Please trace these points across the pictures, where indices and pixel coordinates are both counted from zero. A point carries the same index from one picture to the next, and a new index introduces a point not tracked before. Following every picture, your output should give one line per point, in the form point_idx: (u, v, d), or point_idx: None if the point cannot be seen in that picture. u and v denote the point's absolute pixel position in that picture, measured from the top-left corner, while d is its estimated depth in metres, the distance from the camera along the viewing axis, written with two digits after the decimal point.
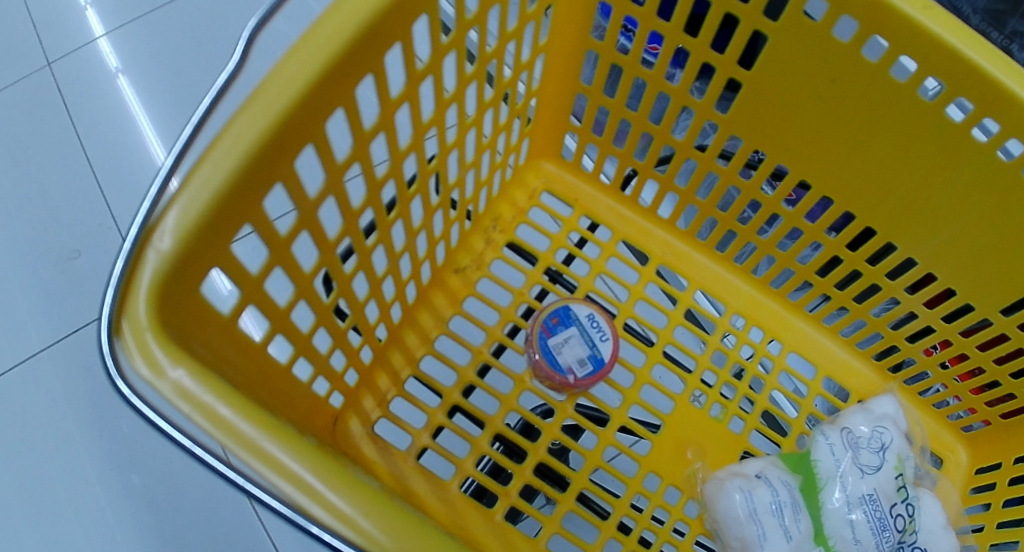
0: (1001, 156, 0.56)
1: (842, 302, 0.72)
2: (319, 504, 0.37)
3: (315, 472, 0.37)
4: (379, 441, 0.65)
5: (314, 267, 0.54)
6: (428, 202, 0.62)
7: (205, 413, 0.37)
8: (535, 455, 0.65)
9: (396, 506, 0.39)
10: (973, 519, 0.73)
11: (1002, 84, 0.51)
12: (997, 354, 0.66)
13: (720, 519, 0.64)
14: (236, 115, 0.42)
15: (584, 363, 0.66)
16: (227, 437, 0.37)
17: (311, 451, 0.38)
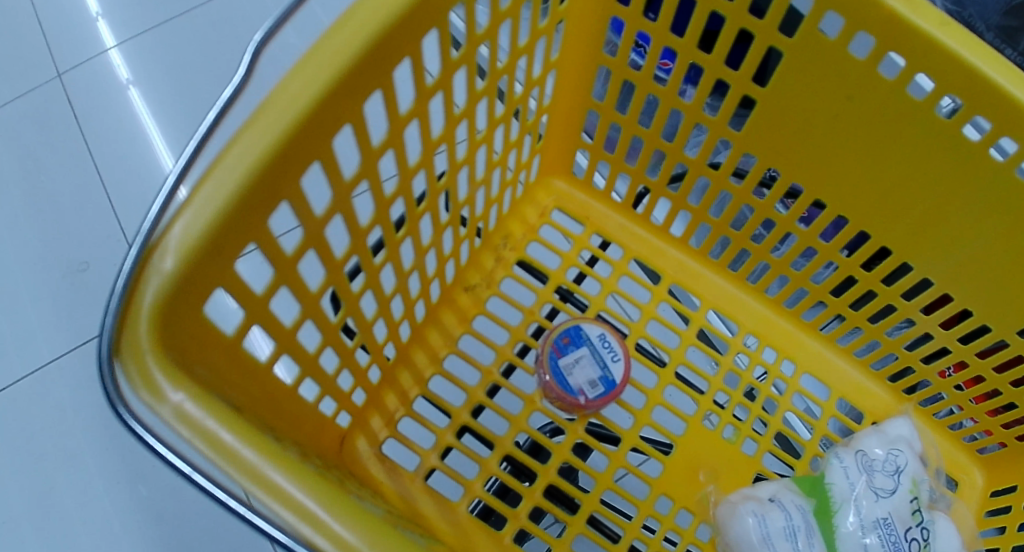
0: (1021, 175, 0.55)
1: (857, 323, 0.70)
2: (322, 534, 0.36)
3: (318, 499, 0.36)
4: (388, 461, 0.65)
5: (319, 288, 0.53)
6: (437, 221, 0.61)
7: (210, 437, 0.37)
8: (544, 477, 0.64)
9: (398, 537, 0.38)
10: (988, 543, 0.71)
11: (1010, 95, 0.51)
12: (1011, 376, 0.66)
13: (732, 543, 0.63)
14: (240, 133, 0.41)
15: (595, 384, 0.65)
16: (228, 463, 0.37)
17: (313, 478, 0.38)
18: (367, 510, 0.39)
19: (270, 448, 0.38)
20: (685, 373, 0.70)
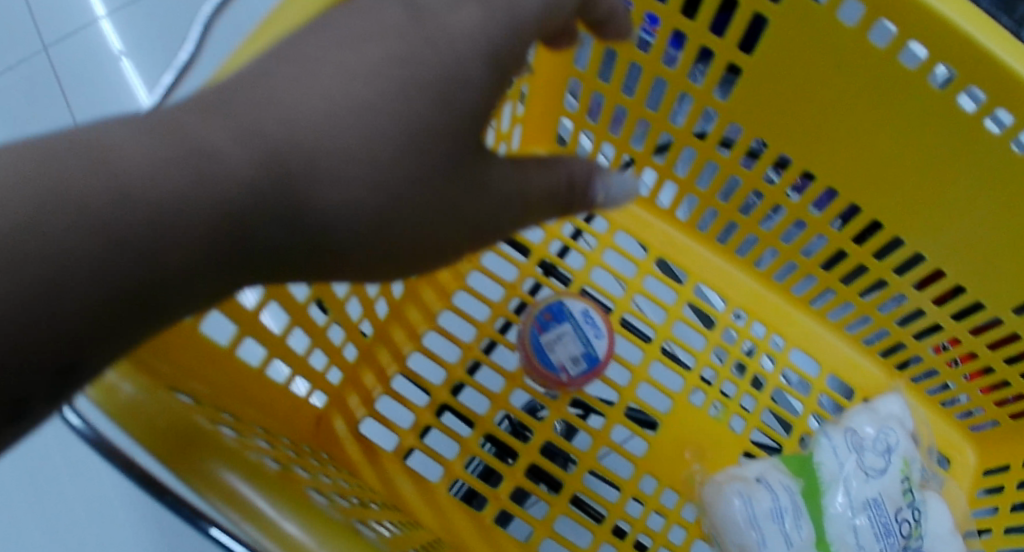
0: (1016, 149, 0.53)
1: (847, 298, 0.69)
2: (269, 535, 0.33)
3: (266, 495, 0.34)
4: (364, 441, 0.63)
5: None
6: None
7: (172, 448, 0.35)
8: (526, 456, 0.63)
9: (356, 537, 0.35)
10: (981, 523, 0.70)
11: (1008, 67, 0.48)
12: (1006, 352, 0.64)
13: (718, 525, 0.61)
14: None
15: (578, 361, 0.62)
16: (170, 461, 0.35)
17: (265, 478, 0.35)
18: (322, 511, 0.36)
19: (223, 450, 0.35)
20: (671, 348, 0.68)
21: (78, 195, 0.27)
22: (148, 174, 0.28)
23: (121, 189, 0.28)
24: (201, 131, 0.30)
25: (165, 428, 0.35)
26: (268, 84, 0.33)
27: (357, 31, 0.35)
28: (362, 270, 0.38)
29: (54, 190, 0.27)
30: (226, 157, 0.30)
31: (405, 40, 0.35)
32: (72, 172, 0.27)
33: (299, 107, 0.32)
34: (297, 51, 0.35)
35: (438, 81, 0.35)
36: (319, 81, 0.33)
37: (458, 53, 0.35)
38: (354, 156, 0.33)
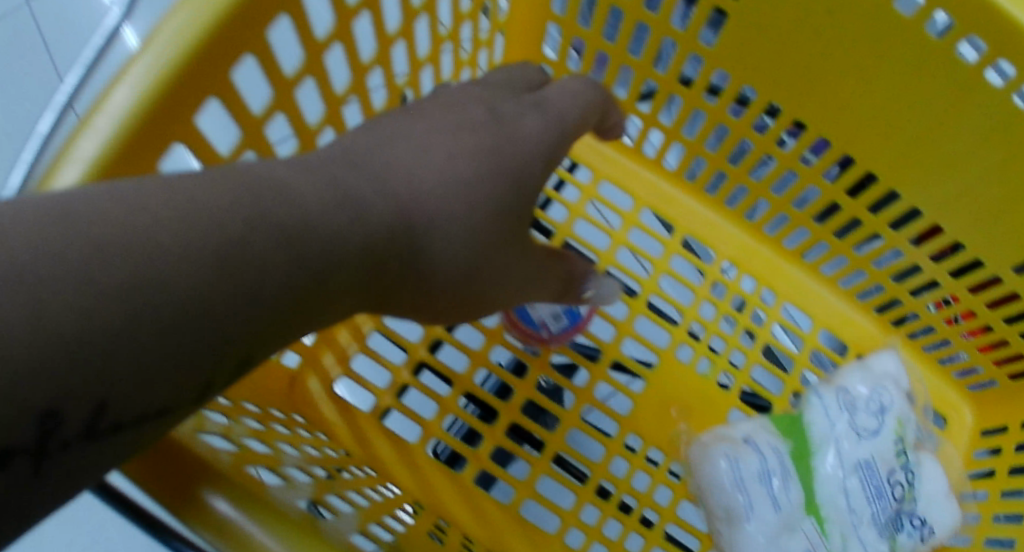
0: (1016, 103, 0.51)
1: (841, 252, 0.66)
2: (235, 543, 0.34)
3: (238, 506, 0.34)
4: (340, 401, 0.61)
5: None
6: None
7: (172, 489, 0.35)
8: (507, 415, 0.60)
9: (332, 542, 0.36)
10: (976, 485, 0.69)
11: (1009, 17, 0.45)
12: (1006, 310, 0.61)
13: (702, 486, 0.60)
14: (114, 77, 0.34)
15: (559, 317, 0.61)
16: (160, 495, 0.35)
17: (271, 510, 0.35)
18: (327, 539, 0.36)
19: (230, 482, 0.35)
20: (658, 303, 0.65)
21: (266, 233, 0.28)
22: (329, 219, 0.31)
23: (306, 230, 0.30)
24: (353, 184, 0.33)
25: (175, 467, 0.35)
26: (392, 149, 0.37)
27: (455, 119, 0.42)
28: (427, 308, 0.41)
29: (238, 219, 0.27)
30: (383, 208, 0.34)
31: (499, 132, 0.42)
32: (262, 208, 0.28)
33: (427, 169, 0.37)
34: (407, 125, 0.40)
35: (518, 164, 0.42)
36: (437, 151, 0.39)
37: (526, 150, 0.43)
38: (467, 211, 0.38)
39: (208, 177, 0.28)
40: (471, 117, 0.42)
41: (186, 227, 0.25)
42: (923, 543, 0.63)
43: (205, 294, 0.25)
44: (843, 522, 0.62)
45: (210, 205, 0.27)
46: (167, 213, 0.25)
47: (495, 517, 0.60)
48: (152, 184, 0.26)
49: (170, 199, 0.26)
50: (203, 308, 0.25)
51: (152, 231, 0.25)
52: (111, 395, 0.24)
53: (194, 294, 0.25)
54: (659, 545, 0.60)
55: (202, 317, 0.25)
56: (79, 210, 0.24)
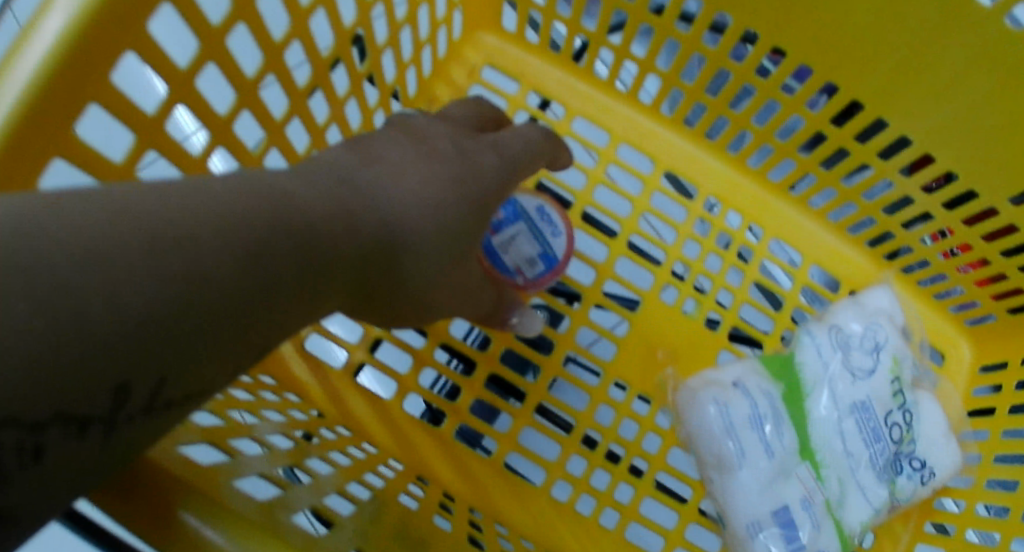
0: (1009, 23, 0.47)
1: (829, 184, 0.63)
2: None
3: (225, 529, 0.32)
4: (312, 359, 0.57)
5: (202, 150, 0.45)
6: (333, 92, 0.51)
7: (151, 518, 0.32)
8: (485, 365, 0.58)
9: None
10: (976, 425, 0.66)
11: None
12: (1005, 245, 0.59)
13: (691, 432, 0.58)
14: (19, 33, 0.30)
15: (534, 262, 0.57)
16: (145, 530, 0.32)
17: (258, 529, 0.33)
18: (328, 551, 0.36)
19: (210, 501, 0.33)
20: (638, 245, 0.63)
21: (274, 242, 0.29)
22: (322, 242, 0.31)
23: (300, 249, 0.30)
24: (352, 198, 0.34)
25: (147, 494, 0.32)
26: (379, 165, 0.37)
27: (425, 146, 0.42)
28: (385, 314, 0.40)
29: (257, 231, 0.28)
30: (367, 228, 0.35)
31: (467, 165, 0.43)
32: (265, 226, 0.28)
33: (407, 188, 0.37)
34: (380, 147, 0.39)
35: (485, 193, 0.43)
36: (416, 171, 0.39)
37: (492, 182, 0.44)
38: (439, 232, 0.39)
39: (208, 189, 0.27)
40: (439, 147, 0.42)
41: (206, 236, 0.26)
42: (924, 486, 0.62)
43: (216, 303, 0.26)
44: (841, 467, 0.60)
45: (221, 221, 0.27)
46: (186, 226, 0.25)
47: (478, 472, 0.58)
48: (168, 188, 0.26)
49: (187, 212, 0.26)
50: (204, 320, 0.25)
51: (168, 241, 0.25)
52: (132, 375, 0.23)
53: (200, 298, 0.25)
54: (650, 494, 0.58)
55: (206, 319, 0.25)
56: (90, 216, 0.23)
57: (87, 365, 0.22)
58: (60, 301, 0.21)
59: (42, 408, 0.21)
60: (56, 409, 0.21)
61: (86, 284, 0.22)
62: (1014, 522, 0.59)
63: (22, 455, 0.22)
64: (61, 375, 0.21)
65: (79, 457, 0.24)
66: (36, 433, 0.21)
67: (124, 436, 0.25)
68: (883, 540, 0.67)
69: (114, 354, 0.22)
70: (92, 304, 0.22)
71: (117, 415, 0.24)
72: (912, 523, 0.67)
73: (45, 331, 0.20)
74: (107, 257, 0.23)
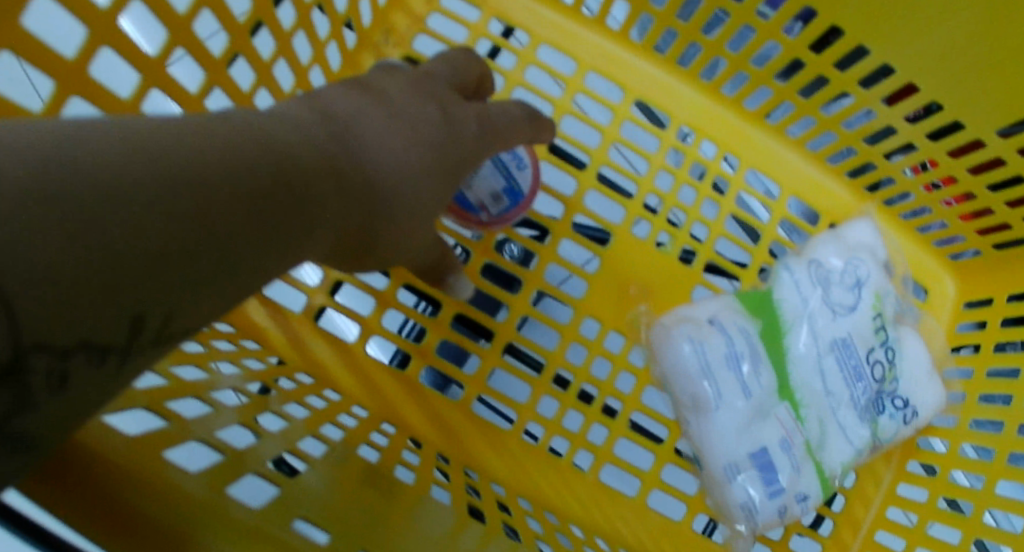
0: None
1: (807, 113, 0.60)
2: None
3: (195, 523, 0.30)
4: (272, 305, 0.53)
5: (134, 94, 0.41)
6: (278, 25, 0.47)
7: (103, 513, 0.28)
8: (451, 306, 0.56)
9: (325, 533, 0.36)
10: (960, 362, 0.64)
11: None
12: (991, 180, 0.56)
13: (666, 371, 0.56)
14: None
15: (499, 197, 0.54)
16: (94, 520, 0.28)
17: (201, 507, 0.30)
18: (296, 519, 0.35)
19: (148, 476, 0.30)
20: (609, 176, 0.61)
21: (272, 194, 0.29)
22: (315, 197, 0.32)
23: (296, 201, 0.30)
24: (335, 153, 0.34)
25: (72, 479, 0.28)
26: (363, 123, 0.38)
27: (408, 108, 0.42)
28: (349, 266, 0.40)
29: (250, 174, 0.28)
30: (352, 188, 0.35)
31: (448, 132, 0.43)
32: (260, 177, 0.28)
33: (389, 150, 0.38)
34: (362, 106, 0.39)
35: (458, 161, 0.44)
36: (398, 136, 0.39)
37: (467, 150, 0.45)
38: (414, 196, 0.40)
39: (203, 137, 0.27)
40: (423, 111, 0.43)
41: (210, 185, 0.26)
42: (906, 425, 0.60)
43: (223, 248, 0.26)
44: (821, 406, 0.59)
45: (222, 171, 0.27)
46: (191, 173, 0.25)
47: (447, 416, 0.56)
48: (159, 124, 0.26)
49: (188, 157, 0.26)
50: (213, 263, 0.26)
51: (176, 184, 0.25)
52: (147, 309, 0.23)
53: (204, 241, 0.25)
54: (624, 435, 0.57)
55: (213, 260, 0.26)
56: (90, 154, 0.23)
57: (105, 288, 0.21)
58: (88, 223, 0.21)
59: (65, 335, 0.21)
60: (80, 336, 0.21)
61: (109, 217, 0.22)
62: (999, 465, 0.58)
63: (50, 378, 0.21)
64: (87, 303, 0.21)
65: (98, 385, 0.23)
66: (64, 358, 0.21)
67: (135, 369, 0.25)
68: (865, 480, 0.65)
69: (130, 288, 0.22)
70: (117, 240, 0.22)
71: (132, 347, 0.24)
72: (894, 462, 0.66)
73: (59, 256, 0.20)
74: (122, 196, 0.22)
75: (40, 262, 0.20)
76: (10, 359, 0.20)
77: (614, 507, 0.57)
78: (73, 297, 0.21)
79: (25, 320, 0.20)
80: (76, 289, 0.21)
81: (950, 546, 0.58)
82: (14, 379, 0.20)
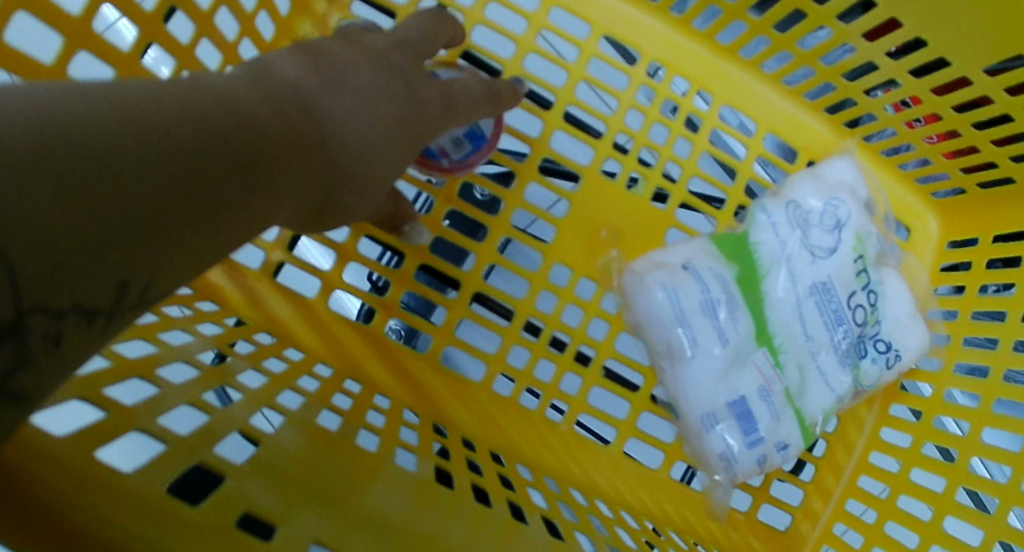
0: None
1: (783, 48, 0.56)
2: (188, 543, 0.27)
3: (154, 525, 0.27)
4: (228, 263, 0.52)
5: (57, 57, 0.38)
6: None
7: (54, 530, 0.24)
8: (415, 256, 0.54)
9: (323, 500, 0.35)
10: (945, 304, 0.63)
11: None
12: (978, 118, 0.53)
13: (640, 318, 0.55)
14: None
15: (460, 143, 0.53)
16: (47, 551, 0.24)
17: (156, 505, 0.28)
18: (262, 506, 0.32)
19: (91, 482, 0.27)
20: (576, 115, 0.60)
21: (242, 160, 0.29)
22: (283, 164, 0.32)
23: (263, 169, 0.31)
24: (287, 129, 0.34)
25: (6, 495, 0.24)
26: (323, 98, 0.37)
27: (379, 76, 0.42)
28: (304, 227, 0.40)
29: (195, 151, 0.27)
30: (317, 156, 0.36)
31: (416, 104, 0.44)
32: (228, 143, 0.29)
33: (355, 119, 0.39)
34: (335, 72, 0.39)
35: (417, 135, 0.44)
36: (358, 113, 0.39)
37: (426, 125, 0.45)
38: (375, 166, 0.41)
39: (161, 108, 0.27)
40: (394, 82, 0.43)
41: (178, 156, 0.26)
42: (889, 370, 0.58)
43: (194, 214, 0.27)
44: (800, 351, 0.57)
45: (196, 138, 0.28)
46: (165, 141, 0.26)
47: (413, 370, 0.54)
48: (114, 98, 0.26)
49: (162, 126, 0.26)
50: (185, 230, 0.27)
51: (153, 155, 0.25)
52: (130, 275, 0.25)
53: (174, 206, 0.26)
54: (597, 384, 0.56)
55: (184, 228, 0.27)
56: (85, 124, 0.24)
57: (97, 255, 0.23)
58: (91, 191, 0.23)
59: (64, 297, 0.23)
60: (76, 301, 0.23)
61: (102, 190, 0.23)
62: (985, 412, 0.56)
63: (46, 339, 0.23)
64: (80, 268, 0.23)
65: (88, 344, 0.25)
66: (60, 320, 0.23)
67: (115, 328, 0.26)
68: (848, 423, 0.63)
69: (116, 252, 0.24)
70: (109, 212, 0.23)
71: (115, 310, 0.25)
72: (876, 406, 0.64)
73: (63, 229, 0.22)
74: (116, 166, 0.24)
75: (37, 232, 0.21)
76: (11, 321, 0.21)
77: (589, 457, 0.56)
78: (70, 263, 0.22)
79: (26, 283, 0.21)
80: (72, 256, 0.22)
81: (933, 493, 0.57)
82: (13, 338, 0.22)
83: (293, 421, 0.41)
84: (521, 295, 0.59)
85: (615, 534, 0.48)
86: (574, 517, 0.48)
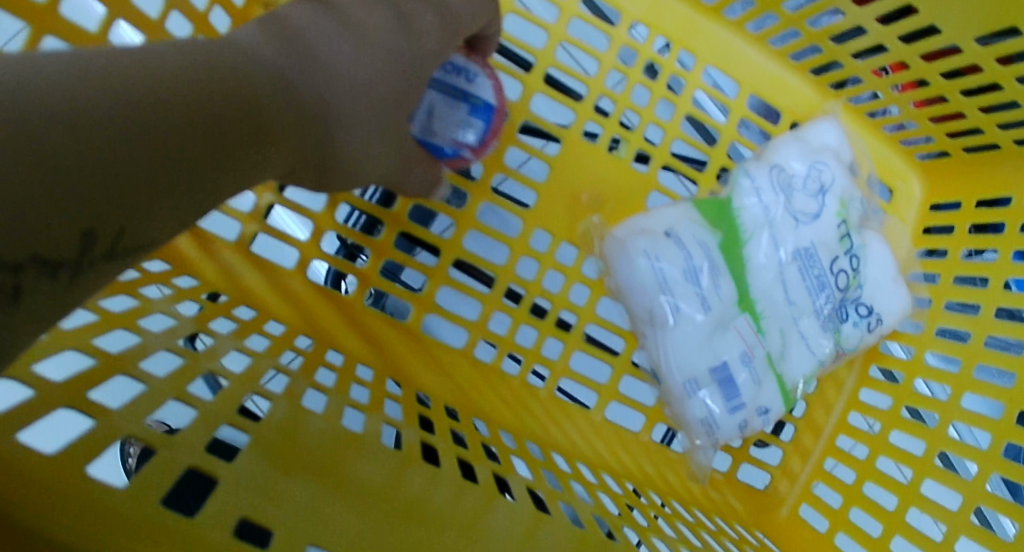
0: None
1: (768, 9, 0.55)
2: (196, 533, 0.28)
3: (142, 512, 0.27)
4: (202, 237, 0.51)
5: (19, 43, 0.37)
6: None
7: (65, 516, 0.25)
8: (394, 225, 0.54)
9: (336, 478, 0.35)
10: (926, 267, 0.63)
11: None
12: (967, 86, 0.52)
13: (622, 285, 0.55)
14: None
15: (469, 124, 0.52)
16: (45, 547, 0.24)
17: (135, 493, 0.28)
18: (248, 475, 0.32)
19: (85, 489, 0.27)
20: (556, 77, 0.60)
21: (231, 113, 0.29)
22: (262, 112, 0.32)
23: (240, 114, 0.30)
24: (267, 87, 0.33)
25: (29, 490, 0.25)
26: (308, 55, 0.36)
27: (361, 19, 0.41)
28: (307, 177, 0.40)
29: (169, 103, 0.27)
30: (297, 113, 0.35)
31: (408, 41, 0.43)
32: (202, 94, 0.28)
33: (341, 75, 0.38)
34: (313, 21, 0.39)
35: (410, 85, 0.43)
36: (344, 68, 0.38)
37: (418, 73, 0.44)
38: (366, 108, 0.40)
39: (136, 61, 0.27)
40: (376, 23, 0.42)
41: (149, 107, 0.26)
42: (871, 333, 0.59)
43: (187, 161, 0.27)
44: (781, 317, 0.57)
45: (177, 88, 0.27)
46: (128, 91, 0.25)
47: (393, 337, 0.54)
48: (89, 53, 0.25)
49: (143, 77, 0.26)
50: (156, 182, 0.26)
51: (131, 104, 0.25)
52: (97, 224, 0.24)
53: (142, 155, 0.25)
54: (579, 347, 0.56)
55: (157, 173, 0.26)
56: (48, 77, 0.23)
57: (58, 199, 0.22)
58: (50, 140, 0.22)
59: (19, 247, 0.21)
60: (34, 250, 0.22)
61: (67, 142, 0.22)
62: (964, 376, 0.57)
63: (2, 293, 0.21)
64: (38, 217, 0.22)
65: (51, 303, 0.23)
66: (16, 272, 0.21)
67: (84, 290, 0.25)
68: (827, 385, 0.64)
69: (78, 200, 0.23)
70: (67, 160, 0.22)
71: (83, 263, 0.24)
72: (856, 366, 0.65)
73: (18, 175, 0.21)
74: (85, 119, 0.23)
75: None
76: None
77: (569, 421, 0.56)
78: (30, 203, 0.21)
79: None
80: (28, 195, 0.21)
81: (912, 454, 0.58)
82: None
83: (279, 396, 0.40)
84: (501, 261, 0.59)
85: (600, 502, 0.47)
86: (558, 485, 0.48)
